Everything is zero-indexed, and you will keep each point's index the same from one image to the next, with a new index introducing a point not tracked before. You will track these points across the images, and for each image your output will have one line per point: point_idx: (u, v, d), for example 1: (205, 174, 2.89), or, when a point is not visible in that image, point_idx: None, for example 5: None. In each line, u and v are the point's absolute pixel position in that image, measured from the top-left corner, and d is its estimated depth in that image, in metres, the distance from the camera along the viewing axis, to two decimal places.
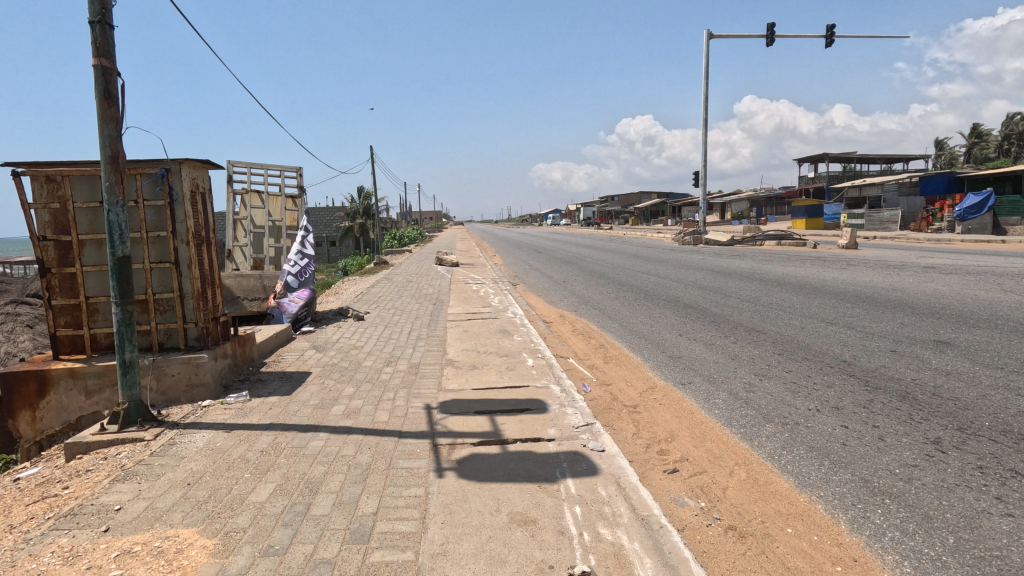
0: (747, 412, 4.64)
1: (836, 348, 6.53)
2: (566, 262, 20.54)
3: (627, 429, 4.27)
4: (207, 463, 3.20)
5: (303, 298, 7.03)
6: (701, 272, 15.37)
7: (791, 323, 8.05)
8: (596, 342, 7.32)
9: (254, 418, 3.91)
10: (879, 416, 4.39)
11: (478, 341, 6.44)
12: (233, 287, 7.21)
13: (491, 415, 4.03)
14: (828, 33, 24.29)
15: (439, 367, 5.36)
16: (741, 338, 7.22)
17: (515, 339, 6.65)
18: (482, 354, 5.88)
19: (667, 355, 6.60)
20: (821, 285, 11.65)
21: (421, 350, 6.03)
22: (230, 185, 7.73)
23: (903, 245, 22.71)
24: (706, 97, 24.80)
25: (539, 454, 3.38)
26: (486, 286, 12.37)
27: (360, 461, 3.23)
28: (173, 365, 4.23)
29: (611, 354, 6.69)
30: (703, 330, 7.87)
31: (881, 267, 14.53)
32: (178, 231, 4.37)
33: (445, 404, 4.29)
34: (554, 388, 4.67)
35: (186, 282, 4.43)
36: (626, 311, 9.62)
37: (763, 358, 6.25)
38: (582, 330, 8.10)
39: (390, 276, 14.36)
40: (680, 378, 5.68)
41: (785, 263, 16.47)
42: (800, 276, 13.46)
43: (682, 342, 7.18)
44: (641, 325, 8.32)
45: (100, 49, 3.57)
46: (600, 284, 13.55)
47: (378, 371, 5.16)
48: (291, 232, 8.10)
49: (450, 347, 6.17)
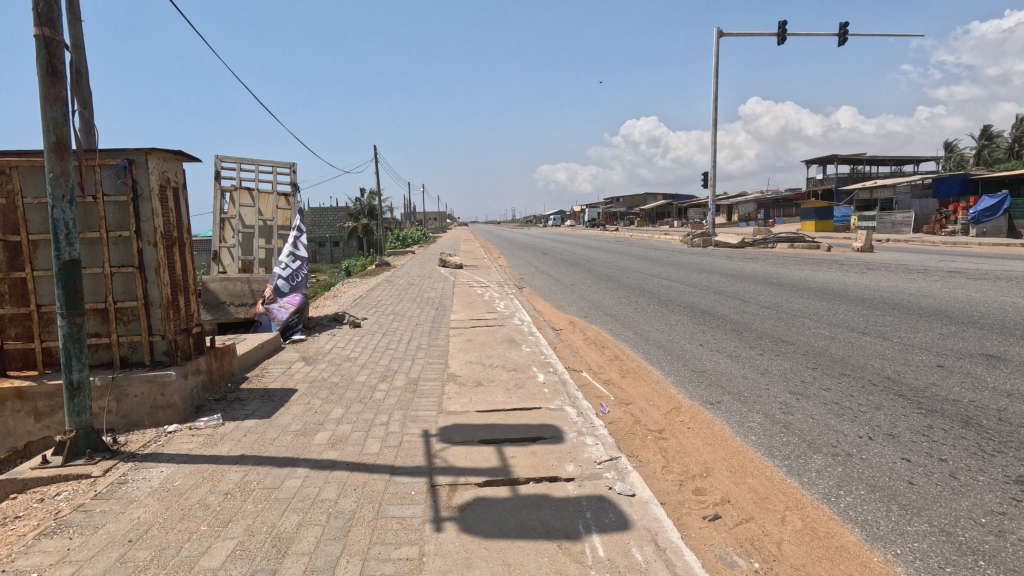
0: (789, 440, 4.07)
1: (875, 363, 5.95)
2: (573, 264, 19.99)
3: (654, 461, 3.71)
4: (158, 510, 2.66)
5: (294, 304, 6.51)
6: (715, 275, 14.81)
7: (820, 332, 7.47)
8: (610, 353, 6.78)
9: (224, 448, 3.37)
10: (943, 447, 3.82)
11: (483, 353, 5.91)
12: (217, 290, 6.66)
13: (499, 445, 3.49)
14: (840, 30, 23.70)
15: (440, 383, 4.82)
16: (768, 350, 6.66)
17: (523, 350, 6.10)
18: (488, 367, 5.33)
19: (690, 369, 6.05)
20: (844, 291, 11.04)
21: (420, 363, 5.48)
22: (218, 181, 7.25)
23: (918, 248, 22.10)
24: (716, 96, 24.23)
25: (557, 500, 2.83)
26: (491, 290, 11.84)
27: (343, 510, 2.69)
28: (136, 384, 3.71)
29: (629, 368, 6.13)
30: (725, 340, 7.31)
31: (903, 271, 13.90)
32: (143, 230, 3.85)
33: (446, 430, 3.74)
34: (569, 411, 4.12)
35: (153, 289, 3.90)
36: (639, 318, 9.06)
37: (797, 374, 5.69)
38: (595, 339, 7.54)
39: (392, 278, 13.89)
40: (708, 397, 5.11)
41: (801, 266, 15.83)
42: (819, 280, 12.87)
43: (704, 354, 6.62)
44: (658, 334, 7.77)
45: (42, 16, 3.03)
46: (610, 288, 12.98)
47: (372, 389, 4.62)
48: (283, 232, 7.55)
49: (453, 359, 5.63)
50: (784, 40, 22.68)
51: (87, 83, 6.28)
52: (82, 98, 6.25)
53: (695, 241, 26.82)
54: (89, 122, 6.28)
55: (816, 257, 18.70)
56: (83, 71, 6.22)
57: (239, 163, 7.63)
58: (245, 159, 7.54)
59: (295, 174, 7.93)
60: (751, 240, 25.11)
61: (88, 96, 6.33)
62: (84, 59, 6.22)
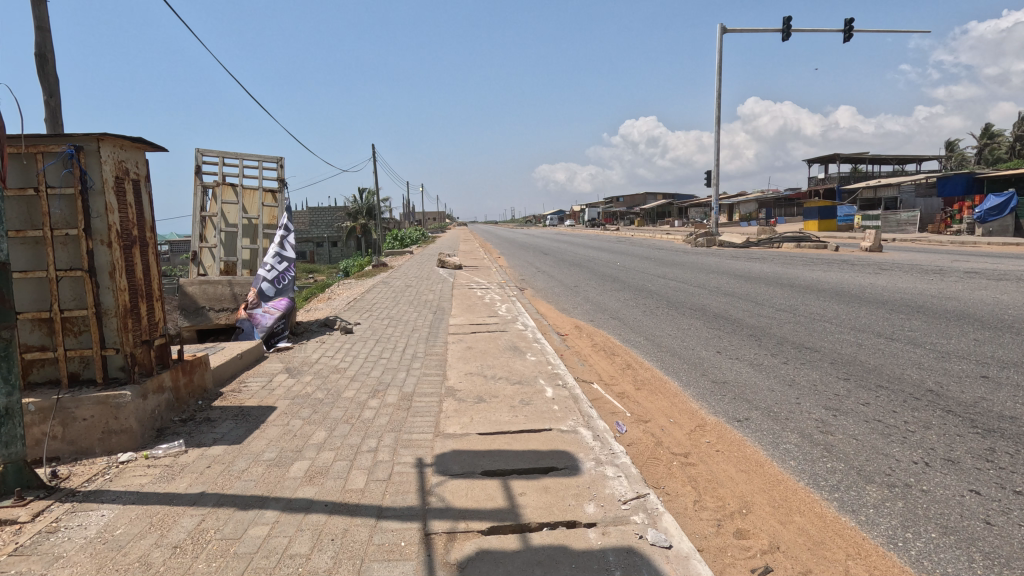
0: (836, 468, 3.56)
1: (912, 373, 5.46)
2: (575, 264, 19.46)
3: (684, 494, 3.20)
4: (87, 571, 2.16)
5: (280, 309, 6.01)
6: (722, 275, 14.34)
7: (845, 338, 6.97)
8: (622, 361, 6.29)
9: (181, 484, 2.86)
10: (1015, 476, 3.33)
11: (485, 363, 5.41)
12: (195, 295, 6.15)
13: (504, 479, 2.98)
14: (846, 27, 23.28)
15: (437, 399, 4.32)
16: (792, 358, 6.16)
17: (528, 359, 5.60)
18: (490, 380, 4.82)
19: (710, 380, 5.55)
20: (861, 293, 10.53)
21: (416, 375, 4.98)
22: (199, 176, 6.72)
23: (926, 247, 21.63)
24: (720, 92, 23.79)
25: (577, 554, 2.33)
26: (492, 291, 11.34)
27: (316, 570, 2.19)
28: (85, 407, 3.20)
29: (643, 378, 5.63)
30: (744, 346, 6.81)
31: (919, 272, 13.39)
32: (94, 229, 3.35)
33: (443, 459, 3.23)
34: (584, 434, 3.62)
35: (107, 296, 3.40)
36: (649, 322, 8.55)
37: (829, 385, 5.19)
38: (603, 346, 7.04)
39: (389, 279, 13.42)
40: (735, 413, 4.61)
41: (811, 267, 15.35)
42: (833, 281, 12.38)
43: (724, 363, 6.11)
44: (671, 340, 7.27)
45: None
46: (615, 289, 12.47)
47: (361, 406, 4.12)
48: (269, 232, 6.93)
49: (452, 370, 5.12)
50: (789, 36, 22.19)
51: (54, 69, 5.78)
52: (48, 85, 5.74)
53: (699, 240, 26.34)
54: (55, 111, 5.77)
55: (825, 257, 18.21)
56: (49, 56, 5.72)
57: (224, 157, 7.10)
58: (229, 152, 7.02)
59: (283, 169, 7.37)
60: (756, 239, 24.62)
61: (55, 84, 5.82)
62: (50, 43, 5.71)
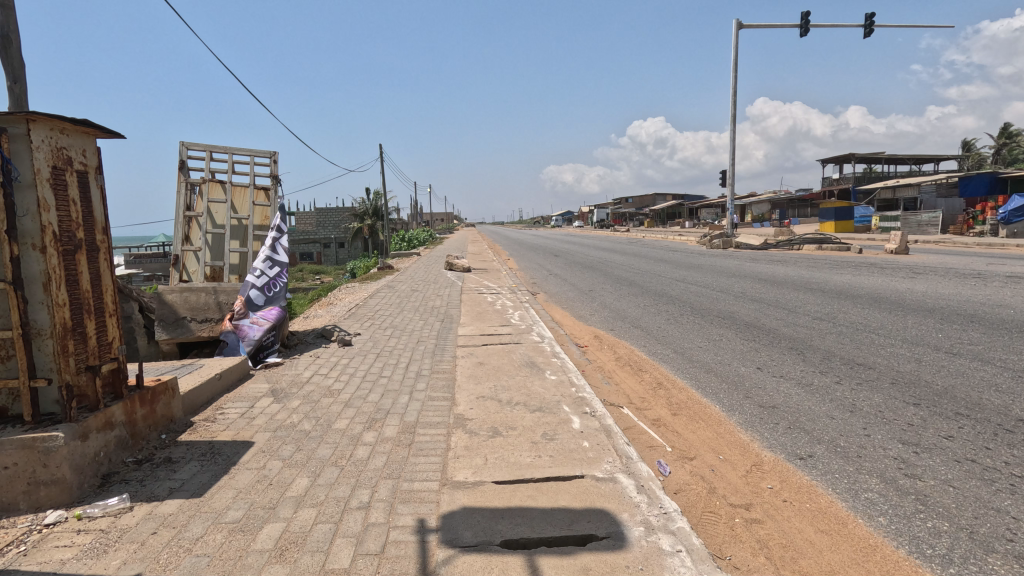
0: (941, 529, 2.85)
1: (991, 396, 4.72)
2: (589, 266, 18.78)
3: (759, 570, 2.52)
4: None
5: (270, 320, 5.41)
6: (745, 279, 13.60)
7: (899, 353, 6.24)
8: (651, 380, 5.61)
9: (113, 562, 2.21)
10: None
11: (498, 384, 4.74)
12: (176, 304, 5.44)
13: (531, 556, 2.31)
14: (867, 21, 22.47)
15: (444, 433, 3.66)
16: (845, 377, 5.45)
17: (548, 379, 4.92)
18: (507, 407, 4.16)
19: (756, 404, 4.85)
20: (902, 299, 9.76)
21: (420, 399, 4.31)
22: (183, 172, 6.09)
23: (953, 249, 20.68)
24: (735, 89, 23.07)
25: None
26: (504, 296, 10.68)
27: None
28: (6, 452, 2.56)
29: (678, 403, 4.93)
30: (787, 362, 6.09)
31: (957, 275, 12.57)
32: (23, 230, 2.73)
33: (452, 522, 2.55)
34: (625, 484, 2.94)
35: (40, 312, 2.78)
36: (675, 332, 7.85)
37: (898, 412, 4.47)
38: (628, 360, 6.36)
39: (395, 283, 12.81)
40: (796, 448, 3.90)
41: (837, 270, 14.58)
42: (866, 286, 11.61)
43: (769, 383, 5.40)
44: (704, 354, 6.59)
45: None
46: (633, 294, 11.77)
47: (354, 442, 3.46)
48: (260, 234, 6.24)
49: (462, 394, 4.45)
50: (807, 32, 21.48)
51: (19, 53, 5.14)
52: (11, 70, 5.13)
53: (714, 242, 25.54)
54: (21, 98, 5.21)
55: (850, 260, 17.39)
56: (13, 38, 5.07)
57: (212, 151, 6.45)
58: (218, 146, 6.37)
59: (277, 165, 6.71)
60: (774, 241, 23.81)
61: (20, 69, 5.19)
62: (14, 22, 5.05)
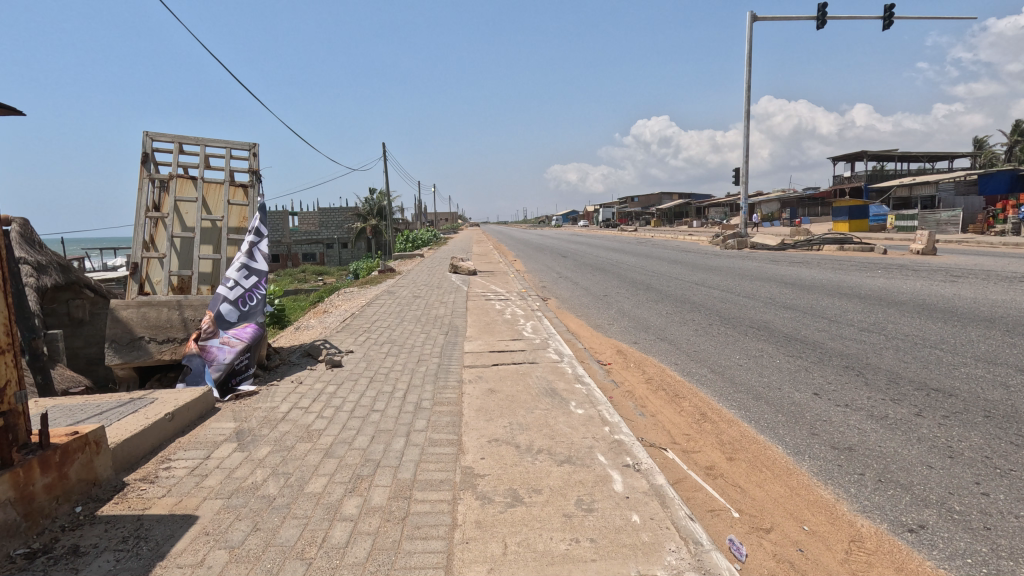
0: None
1: None
2: (601, 269, 17.85)
3: None
4: None
5: (243, 340, 4.62)
6: (770, 283, 12.69)
7: (977, 375, 5.36)
8: (692, 411, 4.76)
9: None
10: None
11: (515, 421, 3.90)
12: (131, 321, 4.60)
13: None
14: (887, 12, 21.54)
15: (450, 499, 2.82)
16: (927, 408, 4.57)
17: (574, 413, 4.08)
18: (527, 457, 3.33)
19: (828, 445, 3.97)
20: (953, 307, 8.83)
21: (419, 446, 3.48)
22: (145, 166, 5.25)
23: (981, 250, 19.69)
24: (749, 84, 22.18)
25: None
26: (513, 303, 9.83)
27: None
28: None
29: (732, 442, 4.09)
30: (848, 386, 5.21)
31: (1002, 279, 11.63)
32: None
33: None
34: None
35: None
36: (708, 346, 6.98)
37: (1012, 460, 3.60)
38: (661, 383, 5.52)
39: (396, 288, 11.98)
40: (899, 514, 3.04)
41: (866, 273, 13.67)
42: (907, 291, 10.68)
43: (835, 416, 4.51)
44: (746, 375, 5.72)
45: None
46: (653, 300, 10.91)
47: (330, 518, 2.61)
48: (236, 238, 5.42)
49: (471, 437, 3.62)
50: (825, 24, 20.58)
51: None
52: None
53: (727, 243, 24.61)
54: None
55: (876, 261, 16.47)
56: None
57: (183, 142, 5.63)
58: (189, 136, 5.55)
59: (255, 157, 5.85)
60: (790, 241, 22.88)
61: None
62: None
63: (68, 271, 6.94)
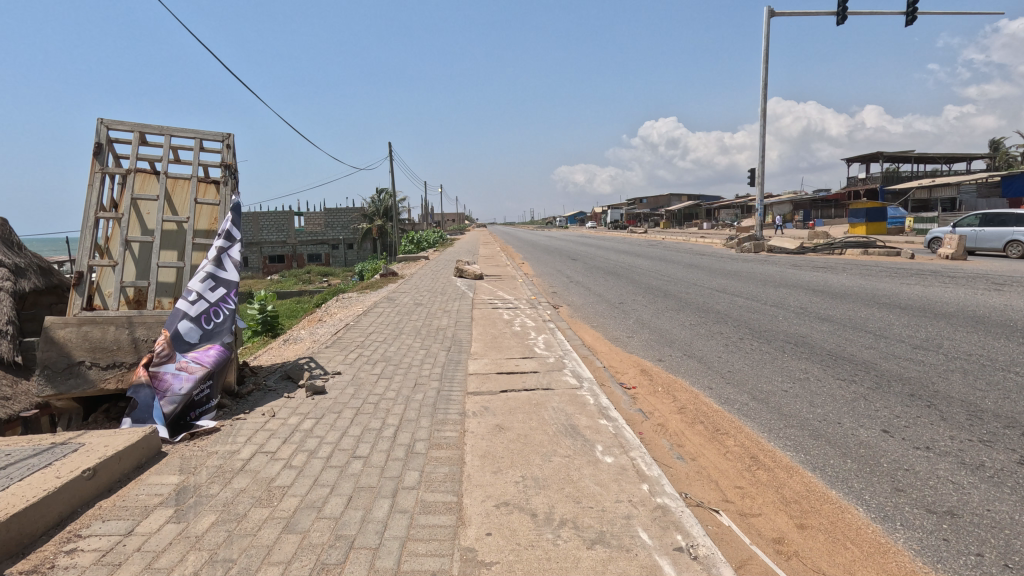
0: None
1: None
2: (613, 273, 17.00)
3: None
4: None
5: (205, 366, 3.88)
6: (798, 290, 11.80)
7: None
8: (738, 454, 3.95)
9: None
10: None
11: (529, 476, 3.11)
12: (71, 342, 3.86)
13: None
14: (911, 7, 20.61)
15: None
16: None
17: (602, 463, 3.30)
18: (547, 534, 2.55)
19: (922, 508, 3.16)
20: (1013, 321, 7.93)
21: (407, 513, 2.71)
22: (99, 159, 4.56)
23: None
24: (766, 81, 21.26)
25: None
26: (522, 312, 9.02)
27: None
28: None
29: (796, 500, 3.30)
30: (922, 422, 4.39)
31: None
32: None
33: None
34: None
35: None
36: (744, 366, 6.16)
37: None
38: (697, 415, 4.71)
39: (397, 294, 11.23)
40: None
41: (900, 280, 12.76)
42: (952, 300, 9.77)
43: (918, 463, 3.69)
44: (797, 405, 4.90)
45: None
46: (673, 309, 10.06)
47: None
48: (204, 242, 4.68)
49: (474, 500, 2.84)
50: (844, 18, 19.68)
51: None
52: None
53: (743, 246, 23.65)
54: None
55: (907, 266, 15.51)
56: None
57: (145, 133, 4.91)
58: (152, 125, 4.83)
59: (229, 150, 5.11)
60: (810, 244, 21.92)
61: None
62: None
63: (49, 275, 5.89)
